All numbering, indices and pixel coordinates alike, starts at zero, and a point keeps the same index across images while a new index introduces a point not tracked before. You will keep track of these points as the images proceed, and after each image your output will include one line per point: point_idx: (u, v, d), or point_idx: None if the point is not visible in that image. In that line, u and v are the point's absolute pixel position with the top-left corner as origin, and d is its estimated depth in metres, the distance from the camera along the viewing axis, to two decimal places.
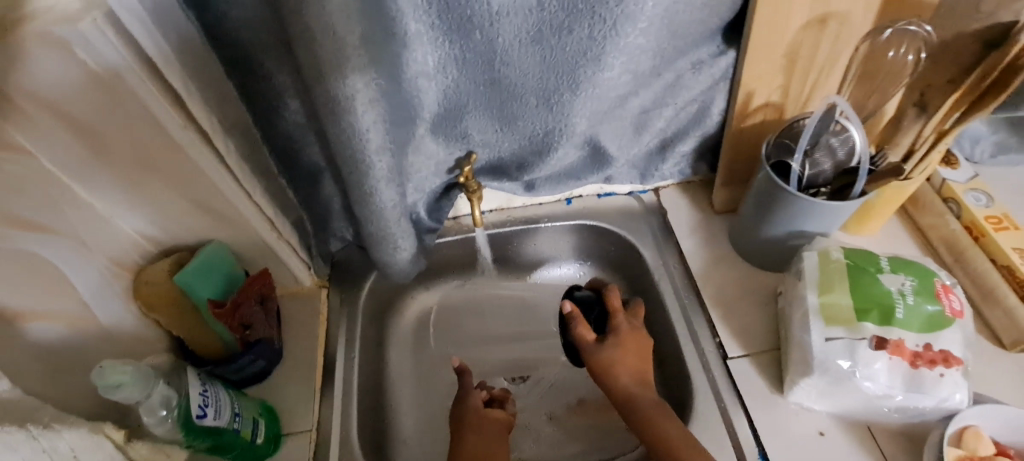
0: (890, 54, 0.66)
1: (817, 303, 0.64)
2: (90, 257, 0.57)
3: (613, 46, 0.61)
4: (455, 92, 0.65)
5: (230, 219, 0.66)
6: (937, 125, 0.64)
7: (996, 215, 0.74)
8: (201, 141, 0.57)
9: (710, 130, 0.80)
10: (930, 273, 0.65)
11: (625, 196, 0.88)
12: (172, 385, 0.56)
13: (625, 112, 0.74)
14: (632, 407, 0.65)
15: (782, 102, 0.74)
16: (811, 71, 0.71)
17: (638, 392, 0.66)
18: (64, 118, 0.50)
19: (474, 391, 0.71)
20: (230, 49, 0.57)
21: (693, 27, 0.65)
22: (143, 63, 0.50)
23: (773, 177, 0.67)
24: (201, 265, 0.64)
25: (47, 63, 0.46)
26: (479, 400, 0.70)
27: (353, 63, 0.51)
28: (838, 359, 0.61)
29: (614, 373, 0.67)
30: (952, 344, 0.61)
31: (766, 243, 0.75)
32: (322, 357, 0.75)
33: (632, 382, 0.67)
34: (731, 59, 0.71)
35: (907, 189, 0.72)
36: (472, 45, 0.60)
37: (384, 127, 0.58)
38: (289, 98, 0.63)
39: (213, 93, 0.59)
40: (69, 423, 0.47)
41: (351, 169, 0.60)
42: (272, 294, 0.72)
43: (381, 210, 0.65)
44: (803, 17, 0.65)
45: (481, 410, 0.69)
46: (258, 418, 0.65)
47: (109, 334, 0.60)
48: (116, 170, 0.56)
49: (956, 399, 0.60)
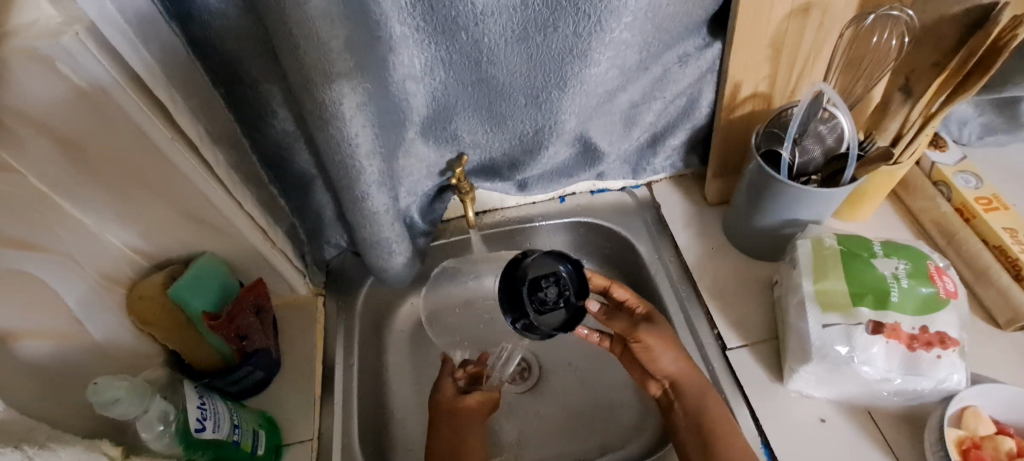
0: (874, 39, 0.68)
1: (812, 290, 0.64)
2: (81, 272, 0.56)
3: (598, 41, 0.61)
4: (443, 94, 0.65)
5: (222, 229, 0.66)
6: (924, 107, 0.65)
7: (985, 197, 0.75)
8: (190, 152, 0.57)
9: (699, 123, 0.80)
10: (922, 255, 0.65)
11: (618, 191, 0.88)
12: (169, 399, 0.55)
13: (614, 108, 0.74)
14: (677, 396, 0.67)
15: (770, 92, 0.74)
16: (797, 59, 0.71)
17: (688, 381, 0.67)
18: (51, 134, 0.49)
19: (447, 380, 0.75)
20: (215, 60, 0.57)
21: (678, 19, 0.65)
22: (128, 75, 0.50)
23: (764, 167, 0.67)
24: (193, 278, 0.63)
25: (31, 79, 0.46)
26: (450, 392, 0.73)
27: (339, 68, 0.50)
28: (836, 344, 0.61)
29: (657, 358, 0.68)
30: (948, 326, 0.61)
31: (760, 232, 0.75)
32: (321, 366, 0.74)
33: (681, 372, 0.67)
34: (717, 51, 0.72)
35: (897, 173, 0.73)
36: (458, 47, 0.60)
37: (373, 131, 0.58)
38: (277, 106, 0.62)
39: (201, 103, 0.58)
40: (64, 442, 0.46)
41: (341, 175, 0.60)
42: (268, 304, 0.72)
43: (374, 215, 0.65)
44: (786, 7, 0.65)
45: (454, 403, 0.72)
46: (259, 429, 0.65)
47: (104, 349, 0.60)
48: (104, 184, 0.56)
49: (954, 380, 0.60)
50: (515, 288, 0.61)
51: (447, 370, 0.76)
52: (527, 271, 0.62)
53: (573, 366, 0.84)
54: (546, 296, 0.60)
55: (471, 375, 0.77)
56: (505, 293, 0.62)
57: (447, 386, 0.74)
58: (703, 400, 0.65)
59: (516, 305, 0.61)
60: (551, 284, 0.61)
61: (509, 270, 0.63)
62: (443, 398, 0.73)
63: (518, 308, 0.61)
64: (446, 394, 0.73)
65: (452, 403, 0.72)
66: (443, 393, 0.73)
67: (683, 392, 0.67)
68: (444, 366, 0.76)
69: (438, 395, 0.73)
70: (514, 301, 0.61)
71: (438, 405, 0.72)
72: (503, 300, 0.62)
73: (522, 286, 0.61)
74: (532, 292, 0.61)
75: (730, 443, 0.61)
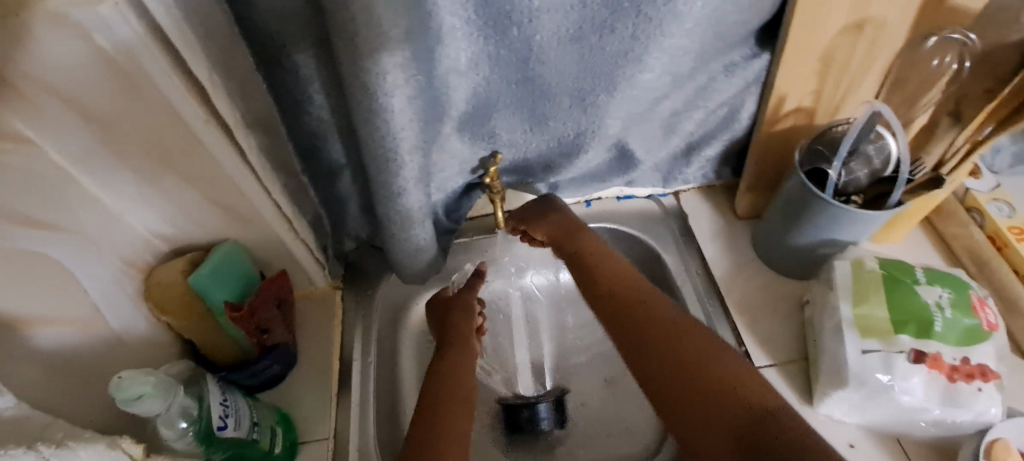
0: (935, 62, 0.66)
1: (851, 314, 0.63)
2: (101, 257, 0.54)
3: (655, 46, 0.61)
4: (486, 91, 0.63)
5: (246, 216, 0.63)
6: (971, 135, 0.63)
7: (1019, 226, 0.73)
8: (223, 135, 0.54)
9: (737, 134, 0.78)
10: (965, 285, 0.64)
11: (645, 199, 0.86)
12: (190, 393, 0.53)
13: (656, 114, 0.72)
14: (587, 281, 0.67)
15: (814, 107, 0.72)
16: (845, 76, 0.69)
17: (587, 254, 0.68)
18: (78, 108, 0.47)
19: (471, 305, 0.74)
20: (254, 40, 0.54)
21: (734, 27, 0.63)
22: (166, 51, 0.47)
23: (808, 184, 0.65)
24: (216, 267, 0.61)
25: (53, 43, 0.42)
26: (469, 328, 0.71)
27: (392, 55, 0.48)
28: (876, 371, 0.60)
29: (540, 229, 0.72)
30: (987, 358, 0.61)
31: (794, 251, 0.73)
32: (338, 362, 0.72)
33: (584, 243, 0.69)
34: (765, 62, 0.70)
35: (938, 197, 0.70)
36: (508, 43, 0.58)
37: (418, 124, 0.56)
38: (314, 92, 0.59)
39: (237, 84, 0.55)
40: (86, 439, 0.43)
41: (379, 169, 0.57)
42: (289, 297, 0.69)
43: (407, 211, 0.63)
44: (843, 21, 0.63)
45: (464, 344, 0.69)
46: (276, 426, 0.63)
47: (120, 338, 0.57)
48: (130, 164, 0.53)
49: (991, 413, 0.60)
50: (556, 407, 0.75)
51: (477, 284, 0.77)
52: (560, 411, 0.76)
53: (593, 374, 0.81)
54: (538, 420, 0.74)
55: (474, 323, 0.72)
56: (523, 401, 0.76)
57: (464, 316, 0.72)
58: (602, 270, 0.66)
59: (514, 412, 0.75)
60: (540, 423, 0.74)
61: (550, 402, 0.75)
62: (462, 306, 0.73)
63: (513, 411, 0.75)
64: (461, 304, 0.74)
65: (461, 342, 0.69)
66: (459, 301, 0.74)
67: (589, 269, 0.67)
68: (482, 279, 0.78)
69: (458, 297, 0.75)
70: (518, 405, 0.75)
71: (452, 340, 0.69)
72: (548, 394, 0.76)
73: (539, 414, 0.74)
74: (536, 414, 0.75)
75: (649, 319, 0.60)
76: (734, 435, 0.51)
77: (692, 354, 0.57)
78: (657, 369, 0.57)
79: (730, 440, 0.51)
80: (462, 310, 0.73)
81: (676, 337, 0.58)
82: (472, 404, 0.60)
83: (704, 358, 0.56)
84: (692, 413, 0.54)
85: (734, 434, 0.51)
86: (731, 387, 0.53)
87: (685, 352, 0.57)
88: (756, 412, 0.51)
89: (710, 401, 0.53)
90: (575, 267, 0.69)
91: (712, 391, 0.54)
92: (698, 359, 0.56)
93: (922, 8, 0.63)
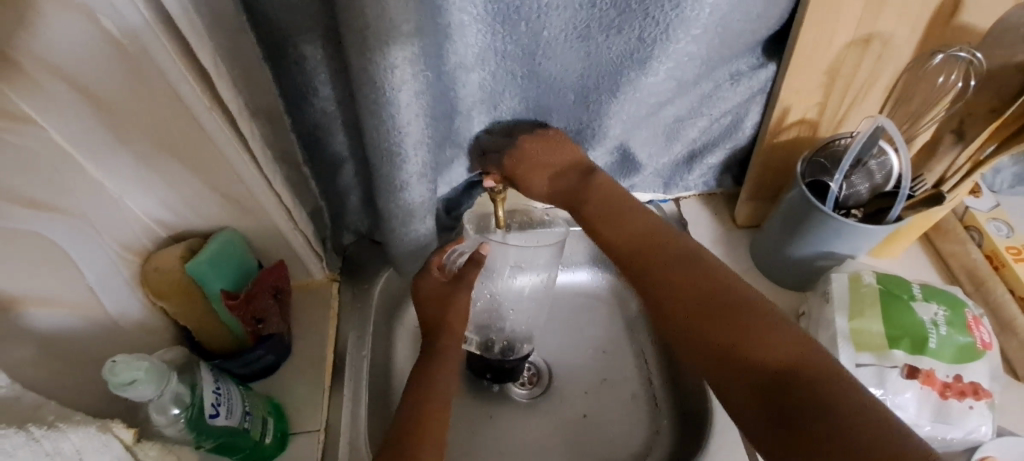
0: (941, 79, 0.65)
1: (846, 328, 0.63)
2: (101, 242, 0.54)
3: (662, 49, 0.61)
4: (492, 87, 0.62)
5: (245, 204, 0.63)
6: (971, 155, 0.64)
7: (1016, 246, 0.73)
8: (227, 123, 0.54)
9: (740, 143, 0.78)
10: (961, 303, 0.65)
11: (646, 204, 0.84)
12: (183, 379, 0.53)
13: (659, 119, 0.72)
14: (607, 239, 0.66)
15: (817, 119, 0.72)
16: (849, 90, 0.69)
17: (594, 202, 0.67)
18: (81, 89, 0.47)
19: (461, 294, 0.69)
20: (265, 31, 0.54)
21: (743, 36, 0.64)
22: (173, 37, 0.47)
23: (808, 196, 0.65)
24: (213, 255, 0.60)
25: (57, 23, 0.42)
26: (456, 342, 0.67)
27: (401, 47, 0.48)
28: (869, 386, 0.60)
29: (549, 183, 0.68)
30: (980, 376, 0.61)
31: (793, 262, 0.73)
32: (332, 355, 0.72)
33: (599, 207, 0.67)
34: (771, 72, 0.70)
35: (936, 214, 0.70)
36: (515, 39, 0.58)
37: (424, 120, 0.56)
38: (319, 84, 0.60)
39: (243, 72, 0.55)
40: (75, 422, 0.43)
41: (384, 163, 0.57)
42: (286, 286, 0.70)
43: (409, 206, 0.62)
44: (850, 34, 0.63)
45: (443, 358, 0.66)
46: (267, 416, 0.63)
47: (115, 322, 0.57)
48: (130, 148, 0.53)
49: (981, 431, 0.60)
50: (506, 373, 0.75)
51: (471, 279, 0.69)
52: (512, 375, 0.77)
53: (587, 377, 0.81)
54: (488, 373, 0.76)
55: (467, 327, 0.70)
56: (487, 353, 0.74)
57: (455, 322, 0.68)
58: (619, 228, 0.66)
59: (479, 364, 0.76)
60: (490, 376, 0.76)
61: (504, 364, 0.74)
62: (460, 307, 0.68)
63: (479, 361, 0.75)
64: (458, 306, 0.68)
65: (443, 354, 0.66)
66: (456, 305, 0.69)
67: (611, 228, 0.66)
68: (477, 269, 0.70)
69: (461, 294, 0.69)
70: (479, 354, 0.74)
71: (430, 354, 0.66)
72: (505, 362, 0.74)
73: (490, 369, 0.75)
74: (487, 368, 0.75)
75: (682, 287, 0.59)
76: (759, 380, 0.52)
77: (717, 309, 0.57)
78: (676, 321, 0.58)
79: (767, 400, 0.51)
80: (461, 318, 0.68)
81: (702, 298, 0.58)
82: (447, 395, 0.63)
83: (732, 312, 0.56)
84: (732, 379, 0.53)
85: (764, 391, 0.51)
86: (764, 348, 0.53)
87: (705, 304, 0.58)
88: (780, 358, 0.52)
89: (733, 353, 0.54)
90: (584, 229, 0.68)
91: (756, 360, 0.52)
92: (724, 314, 0.56)
93: (929, 25, 0.63)
